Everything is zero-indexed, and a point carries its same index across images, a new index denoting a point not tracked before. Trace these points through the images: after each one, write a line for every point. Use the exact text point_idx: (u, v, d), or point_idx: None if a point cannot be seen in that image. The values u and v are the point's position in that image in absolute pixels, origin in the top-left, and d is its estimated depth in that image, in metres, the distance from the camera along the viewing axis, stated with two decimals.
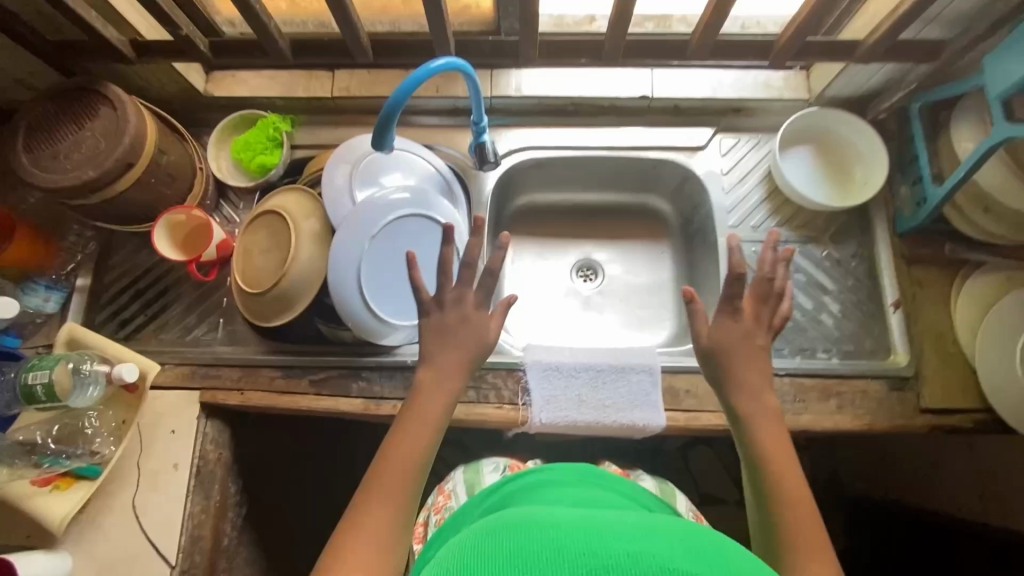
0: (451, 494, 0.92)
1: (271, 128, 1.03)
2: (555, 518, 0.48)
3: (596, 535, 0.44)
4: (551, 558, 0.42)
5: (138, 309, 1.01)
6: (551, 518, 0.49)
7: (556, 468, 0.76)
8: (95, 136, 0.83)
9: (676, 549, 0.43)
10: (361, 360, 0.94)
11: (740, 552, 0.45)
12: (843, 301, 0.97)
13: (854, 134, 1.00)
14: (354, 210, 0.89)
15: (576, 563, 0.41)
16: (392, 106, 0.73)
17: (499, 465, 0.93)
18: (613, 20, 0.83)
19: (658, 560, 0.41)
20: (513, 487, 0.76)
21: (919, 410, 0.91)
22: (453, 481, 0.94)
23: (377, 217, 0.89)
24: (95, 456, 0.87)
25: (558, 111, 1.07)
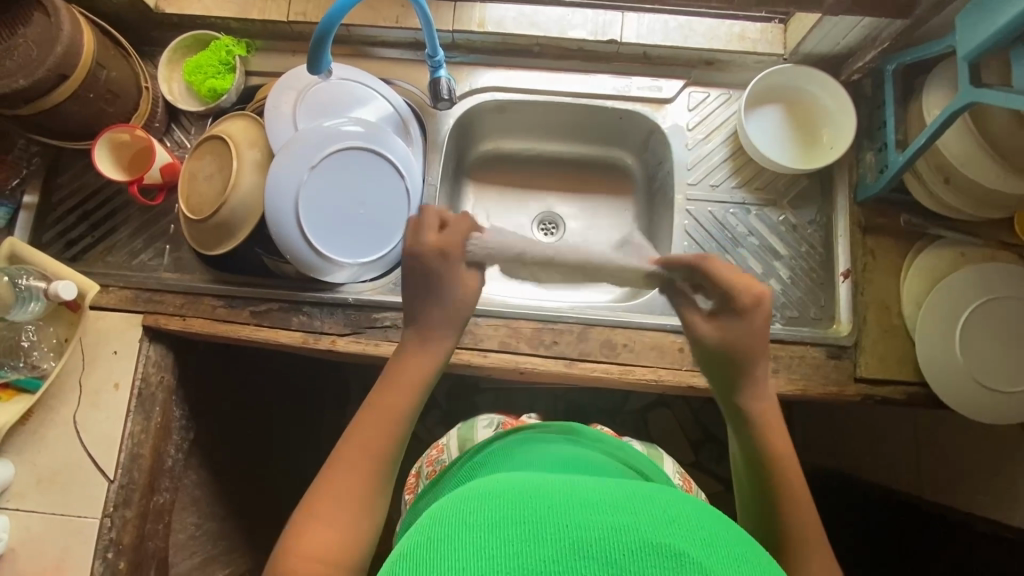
0: (444, 448, 0.91)
1: (223, 51, 0.99)
2: (539, 482, 0.44)
3: (587, 506, 0.40)
4: (533, 530, 0.38)
5: (86, 230, 1.00)
6: (528, 481, 0.44)
7: (547, 426, 0.75)
8: (26, 43, 0.80)
9: (674, 517, 0.39)
10: (303, 295, 0.94)
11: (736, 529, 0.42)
12: (794, 267, 0.96)
13: (824, 95, 0.97)
14: (296, 137, 0.87)
15: (561, 535, 0.37)
16: (327, 26, 0.70)
17: (494, 421, 0.91)
18: None
19: (654, 536, 0.37)
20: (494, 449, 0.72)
21: (853, 378, 0.91)
22: (448, 437, 0.92)
23: (319, 146, 0.88)
24: (35, 370, 0.89)
25: (523, 52, 1.02)
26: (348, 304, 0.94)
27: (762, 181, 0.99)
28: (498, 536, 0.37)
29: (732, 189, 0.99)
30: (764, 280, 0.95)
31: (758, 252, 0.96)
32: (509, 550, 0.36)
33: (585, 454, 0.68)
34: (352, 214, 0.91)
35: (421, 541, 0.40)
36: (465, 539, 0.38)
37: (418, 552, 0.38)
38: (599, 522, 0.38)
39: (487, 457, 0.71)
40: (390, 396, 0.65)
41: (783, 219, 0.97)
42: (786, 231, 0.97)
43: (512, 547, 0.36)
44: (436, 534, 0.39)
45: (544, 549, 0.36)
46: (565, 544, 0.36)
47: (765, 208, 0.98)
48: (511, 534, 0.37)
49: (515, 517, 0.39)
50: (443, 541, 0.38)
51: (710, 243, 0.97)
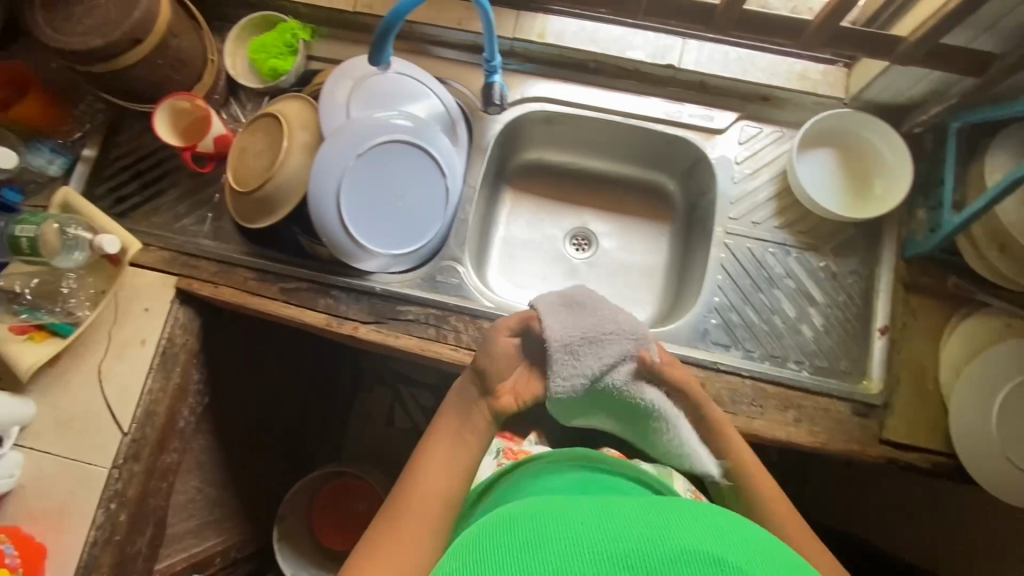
0: None
1: (289, 34, 1.02)
2: (561, 502, 0.46)
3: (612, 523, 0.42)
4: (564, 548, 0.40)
5: (135, 189, 1.04)
6: (554, 503, 0.47)
7: (563, 448, 0.72)
8: (108, 5, 0.83)
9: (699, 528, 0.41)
10: (332, 279, 0.95)
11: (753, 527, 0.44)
12: (829, 316, 0.93)
13: (882, 144, 0.94)
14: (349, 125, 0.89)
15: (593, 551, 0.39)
16: (392, 21, 0.71)
17: (496, 449, 0.91)
18: None
19: (683, 549, 0.39)
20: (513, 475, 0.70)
21: (878, 440, 0.87)
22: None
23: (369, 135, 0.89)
24: (69, 316, 0.92)
25: (579, 67, 1.02)
26: (375, 293, 0.95)
27: (806, 225, 0.96)
28: (531, 557, 0.40)
29: (774, 228, 0.96)
30: (796, 324, 0.93)
31: (793, 296, 0.94)
32: (546, 566, 0.39)
33: (604, 477, 0.65)
34: (392, 205, 0.92)
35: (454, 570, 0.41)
36: (508, 557, 0.40)
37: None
38: (631, 533, 0.41)
39: (505, 490, 0.68)
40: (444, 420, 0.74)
41: (824, 265, 0.95)
42: (825, 278, 0.94)
43: (549, 562, 0.39)
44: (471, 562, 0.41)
45: (582, 562, 0.39)
46: (600, 557, 0.39)
47: (806, 252, 0.95)
48: (547, 552, 0.40)
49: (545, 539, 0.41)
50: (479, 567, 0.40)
51: (745, 280, 0.95)
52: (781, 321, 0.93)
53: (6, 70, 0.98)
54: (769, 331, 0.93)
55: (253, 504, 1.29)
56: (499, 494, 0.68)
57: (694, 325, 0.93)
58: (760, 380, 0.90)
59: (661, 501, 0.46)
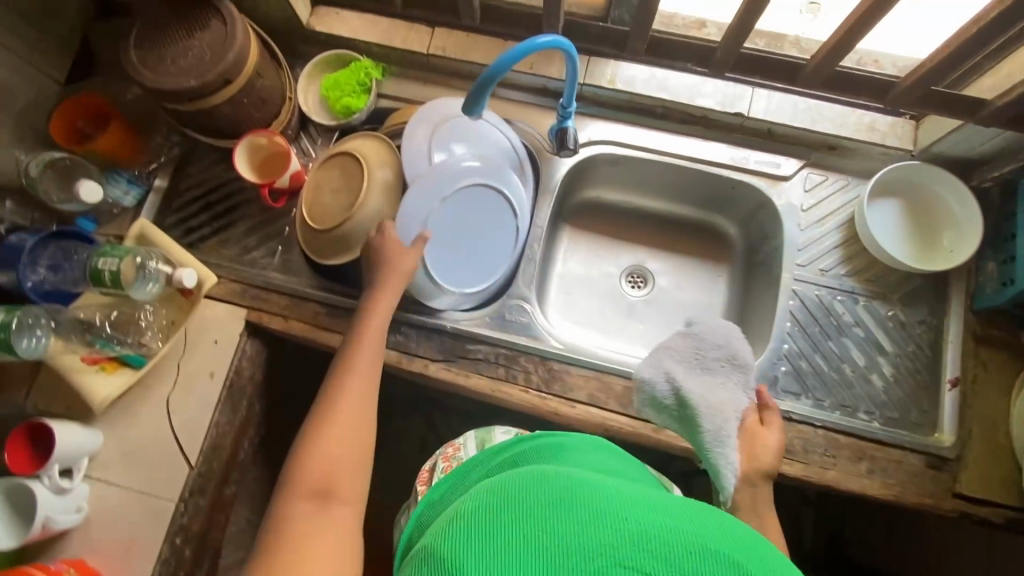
0: (461, 446, 0.87)
1: (363, 73, 1.04)
2: (592, 479, 0.49)
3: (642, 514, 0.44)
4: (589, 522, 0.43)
5: (205, 220, 1.05)
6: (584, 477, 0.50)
7: (578, 432, 0.72)
8: (202, 46, 0.84)
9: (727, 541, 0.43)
10: (401, 315, 0.96)
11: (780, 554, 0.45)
12: (898, 366, 0.93)
13: (951, 198, 0.95)
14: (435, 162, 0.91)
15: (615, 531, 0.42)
16: (491, 75, 0.73)
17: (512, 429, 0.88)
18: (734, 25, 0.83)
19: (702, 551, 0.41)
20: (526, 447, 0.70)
21: (951, 493, 0.87)
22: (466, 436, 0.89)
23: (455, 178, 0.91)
24: (141, 347, 0.93)
25: (646, 112, 1.04)
26: (445, 331, 0.95)
27: (873, 273, 0.97)
28: (556, 520, 0.43)
29: (841, 275, 0.97)
30: (865, 373, 0.93)
31: (862, 345, 0.94)
32: (568, 530, 0.42)
33: (624, 467, 0.66)
34: (474, 244, 0.95)
35: (483, 504, 0.46)
36: (533, 513, 0.44)
37: (481, 512, 0.45)
38: (657, 525, 0.43)
39: (517, 454, 0.69)
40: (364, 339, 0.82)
41: (892, 314, 0.95)
42: (894, 327, 0.95)
43: (571, 527, 0.42)
44: (502, 502, 0.46)
45: (603, 533, 0.42)
46: (623, 535, 0.42)
47: (874, 300, 0.96)
48: (572, 517, 0.43)
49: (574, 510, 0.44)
50: (507, 513, 0.44)
51: (814, 327, 0.95)
52: (850, 370, 0.93)
53: (89, 103, 1.00)
54: (839, 379, 0.93)
55: None
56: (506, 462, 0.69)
57: (764, 372, 0.93)
58: (832, 430, 0.90)
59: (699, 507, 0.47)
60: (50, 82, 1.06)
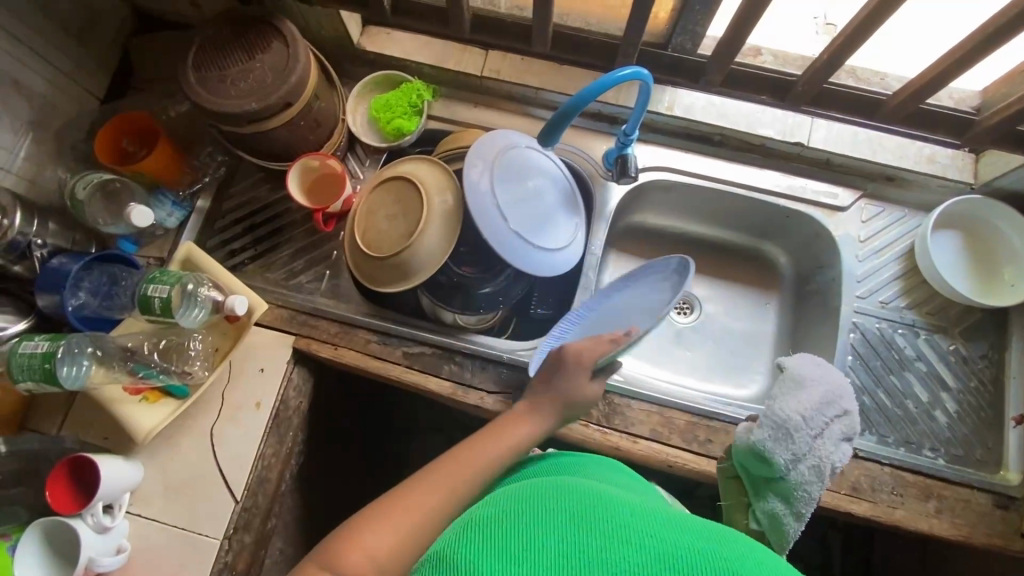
0: None
1: (414, 95, 1.02)
2: (608, 495, 0.56)
3: (644, 531, 0.49)
4: (595, 535, 0.48)
5: (249, 243, 1.02)
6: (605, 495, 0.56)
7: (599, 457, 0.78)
8: (263, 69, 0.82)
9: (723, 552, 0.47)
10: (456, 345, 0.93)
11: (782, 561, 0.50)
12: (961, 402, 0.92)
13: (1011, 231, 0.95)
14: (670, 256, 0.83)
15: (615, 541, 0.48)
16: (574, 105, 0.72)
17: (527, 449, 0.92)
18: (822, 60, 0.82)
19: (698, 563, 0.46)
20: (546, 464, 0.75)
21: (1020, 534, 0.85)
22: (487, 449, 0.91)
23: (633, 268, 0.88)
24: (185, 376, 0.88)
25: (701, 139, 1.03)
26: (501, 361, 0.93)
27: (933, 306, 0.96)
28: (566, 531, 0.49)
29: (902, 308, 0.96)
30: (929, 409, 0.92)
31: (925, 380, 0.93)
32: (590, 538, 0.48)
33: (642, 490, 0.71)
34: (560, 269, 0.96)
35: (505, 511, 0.54)
36: (556, 522, 0.50)
37: (502, 519, 0.52)
38: (672, 539, 0.48)
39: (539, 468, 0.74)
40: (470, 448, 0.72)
41: (954, 348, 0.94)
42: (956, 362, 0.94)
43: (593, 537, 0.48)
44: (522, 511, 0.53)
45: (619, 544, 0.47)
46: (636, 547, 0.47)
47: (935, 334, 0.95)
48: (593, 529, 0.49)
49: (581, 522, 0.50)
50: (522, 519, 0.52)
51: (875, 361, 0.94)
52: (914, 406, 0.92)
53: (133, 121, 0.97)
54: (903, 415, 0.91)
55: None
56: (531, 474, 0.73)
57: None
58: (899, 468, 0.88)
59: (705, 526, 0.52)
60: (90, 98, 1.03)
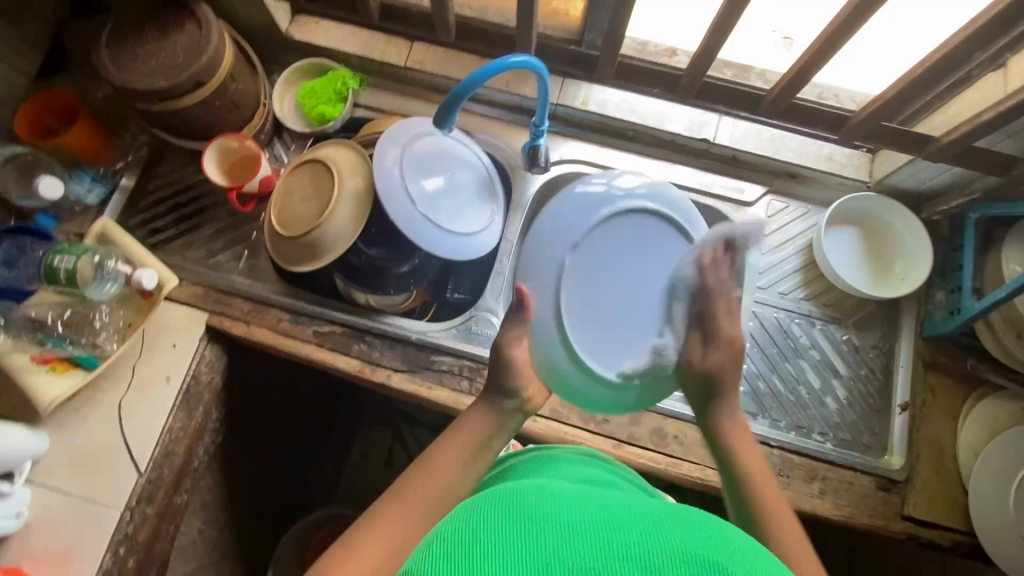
0: None
1: (339, 82, 1.05)
2: (572, 499, 0.50)
3: (620, 524, 0.44)
4: (567, 527, 0.44)
5: (171, 222, 1.03)
6: (571, 499, 0.50)
7: (563, 446, 0.78)
8: (175, 49, 0.85)
9: (697, 539, 0.43)
10: (367, 325, 0.96)
11: (755, 545, 0.46)
12: (851, 389, 0.96)
13: (902, 227, 0.99)
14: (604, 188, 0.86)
15: (590, 535, 0.43)
16: (463, 89, 0.75)
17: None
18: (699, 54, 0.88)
19: (668, 546, 0.41)
20: (521, 458, 0.73)
21: (900, 515, 0.89)
22: None
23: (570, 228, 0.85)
24: (95, 349, 0.90)
25: (617, 134, 1.07)
26: (409, 341, 0.95)
27: (830, 298, 1.00)
28: (537, 524, 0.45)
29: (800, 299, 1.00)
30: (820, 395, 0.96)
31: (818, 367, 0.97)
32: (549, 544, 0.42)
33: (606, 474, 0.71)
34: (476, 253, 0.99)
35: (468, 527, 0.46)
36: (521, 532, 0.44)
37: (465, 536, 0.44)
38: (648, 539, 0.42)
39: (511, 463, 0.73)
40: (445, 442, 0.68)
41: (847, 338, 0.99)
42: (848, 351, 0.98)
43: (556, 542, 0.42)
44: (497, 510, 0.48)
45: (590, 548, 0.42)
46: (606, 549, 0.41)
47: (830, 324, 0.99)
48: (561, 535, 0.43)
49: (552, 520, 0.45)
50: (498, 514, 0.47)
51: (772, 349, 0.98)
52: (806, 391, 0.96)
53: (55, 99, 1.00)
54: (795, 401, 0.95)
55: (256, 548, 1.24)
56: (507, 468, 0.72)
57: None
58: (787, 450, 0.92)
59: (685, 511, 0.48)
60: (20, 77, 1.05)
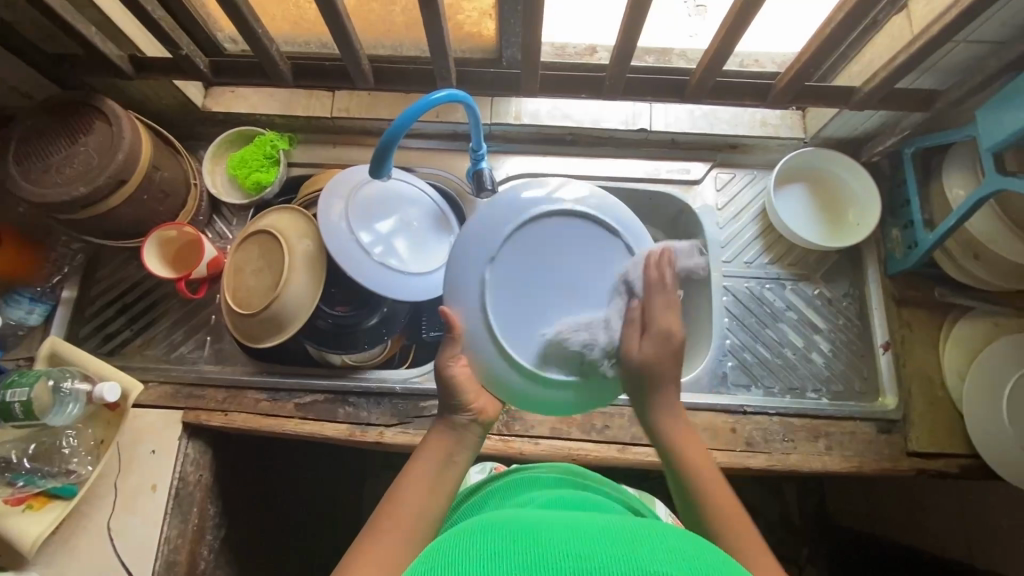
0: None
1: (268, 146, 1.01)
2: (540, 530, 0.47)
3: (580, 545, 0.43)
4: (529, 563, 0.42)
5: (124, 324, 0.99)
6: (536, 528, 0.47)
7: (548, 466, 0.78)
8: (89, 151, 0.82)
9: (654, 554, 0.42)
10: (349, 386, 0.93)
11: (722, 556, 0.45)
12: (833, 341, 0.98)
13: (846, 174, 1.02)
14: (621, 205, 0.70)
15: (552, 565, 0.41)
16: (393, 134, 0.73)
17: (485, 466, 0.94)
18: (614, 56, 0.80)
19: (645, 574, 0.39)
20: (495, 485, 0.73)
21: (906, 453, 0.91)
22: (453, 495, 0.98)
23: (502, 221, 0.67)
24: (70, 475, 0.85)
25: (557, 140, 1.07)
26: (395, 393, 0.93)
27: (794, 257, 1.02)
28: (499, 562, 0.42)
29: (766, 265, 1.02)
30: (805, 353, 0.98)
31: (798, 327, 0.99)
32: None
33: (590, 495, 0.69)
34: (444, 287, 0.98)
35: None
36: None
37: None
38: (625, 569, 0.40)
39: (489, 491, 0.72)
40: (419, 465, 0.61)
41: (818, 292, 1.01)
42: (822, 305, 1.00)
43: None
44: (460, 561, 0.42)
45: None
46: None
47: (800, 282, 1.01)
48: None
49: (512, 553, 0.43)
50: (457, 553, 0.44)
51: (750, 318, 0.99)
52: (792, 353, 0.97)
53: None
54: (782, 364, 0.97)
55: None
56: (483, 499, 0.70)
57: (713, 371, 0.96)
58: (787, 415, 0.92)
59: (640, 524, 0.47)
60: None
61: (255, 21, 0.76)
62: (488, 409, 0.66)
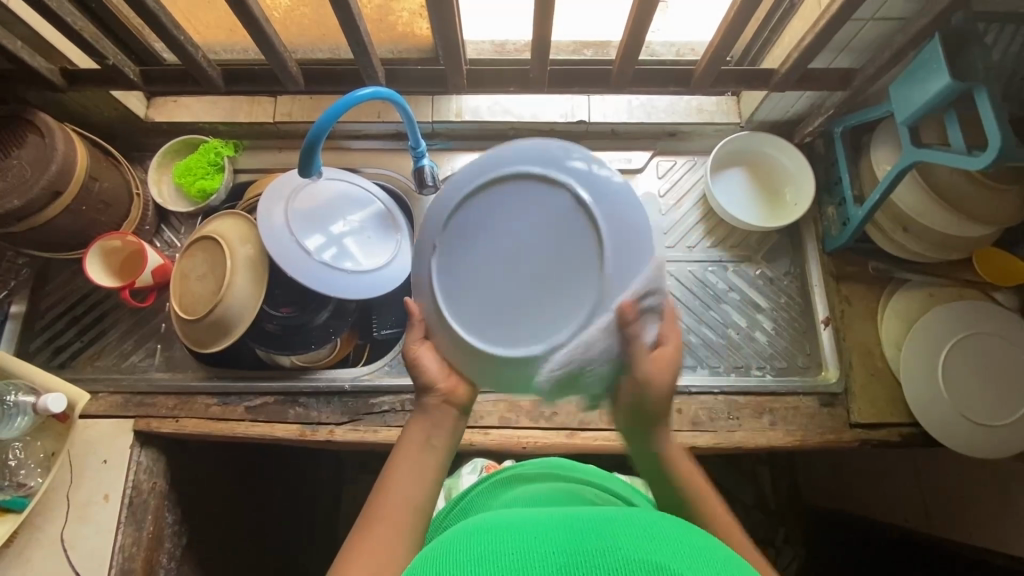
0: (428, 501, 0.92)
1: (212, 154, 1.02)
2: (527, 529, 0.48)
3: (563, 538, 0.45)
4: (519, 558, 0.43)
5: (73, 336, 0.99)
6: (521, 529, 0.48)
7: (531, 462, 0.80)
8: (22, 164, 0.82)
9: (632, 534, 0.45)
10: (298, 386, 0.94)
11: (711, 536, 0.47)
12: (776, 319, 1.00)
13: (782, 156, 1.04)
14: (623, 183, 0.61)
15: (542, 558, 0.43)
16: (316, 133, 0.74)
17: (477, 466, 0.95)
18: (535, 49, 0.82)
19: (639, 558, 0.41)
20: (481, 488, 0.76)
21: (849, 425, 0.93)
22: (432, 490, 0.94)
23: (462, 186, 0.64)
24: (21, 488, 0.85)
25: (499, 136, 1.09)
26: (344, 391, 0.94)
27: (735, 239, 1.04)
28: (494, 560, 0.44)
29: (708, 248, 1.04)
30: (749, 332, 0.99)
31: (741, 307, 1.01)
32: None
33: (567, 484, 0.71)
34: (388, 283, 0.98)
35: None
36: None
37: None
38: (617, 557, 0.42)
39: (471, 498, 0.75)
40: (401, 465, 0.59)
41: (760, 272, 1.03)
42: (764, 284, 1.02)
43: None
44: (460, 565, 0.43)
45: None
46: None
47: (742, 263, 1.03)
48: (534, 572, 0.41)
49: (501, 553, 0.44)
50: (450, 559, 0.45)
51: (694, 301, 1.01)
52: (736, 333, 0.99)
53: None
54: (726, 344, 0.99)
55: None
56: (464, 507, 0.74)
57: None
58: (731, 393, 0.94)
59: (611, 513, 0.50)
60: None
61: (176, 29, 0.77)
62: (463, 393, 0.64)
